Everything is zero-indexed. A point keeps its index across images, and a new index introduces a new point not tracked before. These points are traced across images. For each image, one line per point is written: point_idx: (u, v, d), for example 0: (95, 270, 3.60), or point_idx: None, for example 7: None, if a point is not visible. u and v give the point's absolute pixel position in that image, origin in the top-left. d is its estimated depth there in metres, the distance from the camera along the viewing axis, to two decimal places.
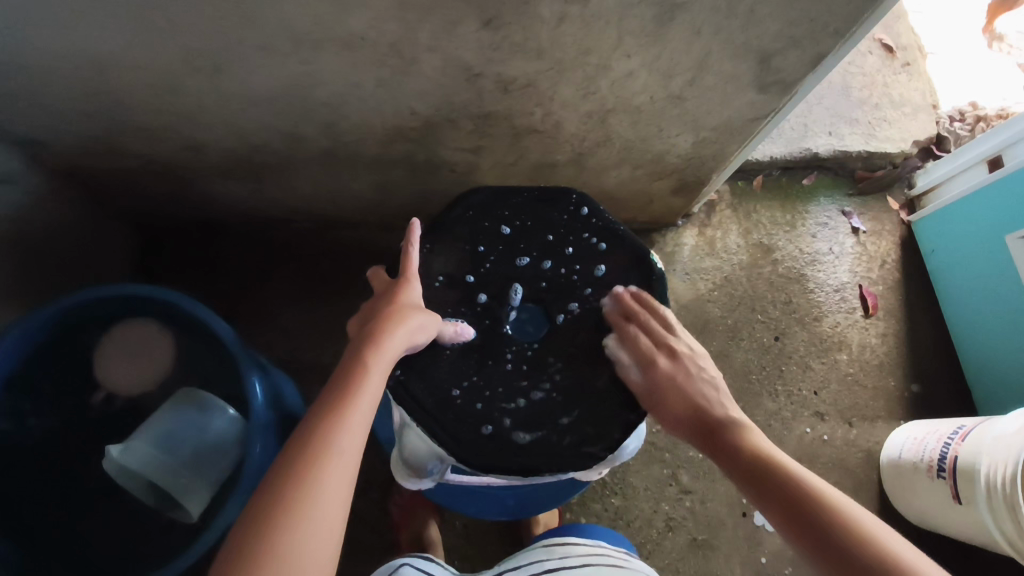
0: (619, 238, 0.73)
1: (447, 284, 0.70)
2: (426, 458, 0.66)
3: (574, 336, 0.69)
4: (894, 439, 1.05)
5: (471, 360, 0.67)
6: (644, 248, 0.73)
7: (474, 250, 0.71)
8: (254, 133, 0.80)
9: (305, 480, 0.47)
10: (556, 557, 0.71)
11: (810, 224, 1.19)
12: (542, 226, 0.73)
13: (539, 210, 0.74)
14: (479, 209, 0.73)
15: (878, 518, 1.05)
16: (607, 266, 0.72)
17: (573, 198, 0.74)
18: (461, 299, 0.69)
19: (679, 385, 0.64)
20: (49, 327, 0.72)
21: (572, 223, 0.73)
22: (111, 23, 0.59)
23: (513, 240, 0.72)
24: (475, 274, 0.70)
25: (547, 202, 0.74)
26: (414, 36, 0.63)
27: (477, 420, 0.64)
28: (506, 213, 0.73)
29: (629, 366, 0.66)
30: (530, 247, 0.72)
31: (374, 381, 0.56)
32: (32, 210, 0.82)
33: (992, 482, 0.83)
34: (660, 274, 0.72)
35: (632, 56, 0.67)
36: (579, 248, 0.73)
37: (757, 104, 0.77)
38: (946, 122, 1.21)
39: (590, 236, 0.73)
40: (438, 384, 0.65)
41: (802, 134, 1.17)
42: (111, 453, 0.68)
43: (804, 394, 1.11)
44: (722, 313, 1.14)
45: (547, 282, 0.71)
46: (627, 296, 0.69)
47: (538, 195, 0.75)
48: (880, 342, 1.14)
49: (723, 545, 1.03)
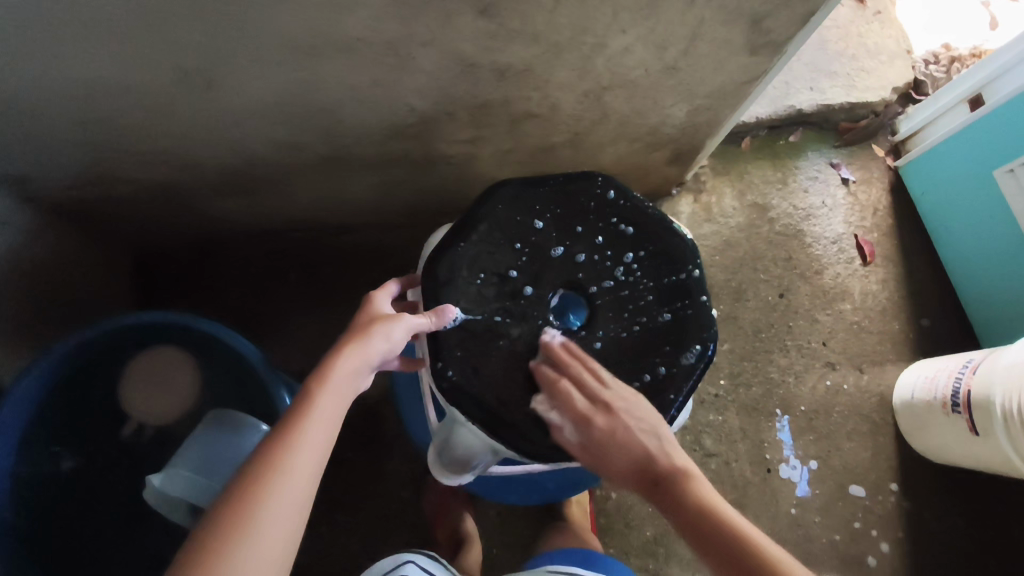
0: (649, 215, 0.69)
1: (490, 282, 0.64)
2: (483, 452, 0.66)
3: (613, 323, 0.65)
4: (905, 380, 1.08)
5: None
6: (674, 225, 0.69)
7: (506, 245, 0.65)
8: (250, 146, 0.79)
9: (245, 521, 0.46)
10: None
11: (801, 179, 1.21)
12: (571, 212, 0.67)
13: (566, 196, 0.68)
14: (508, 202, 0.66)
15: (897, 457, 1.09)
16: (640, 246, 0.67)
17: (598, 181, 0.69)
18: (506, 294, 0.64)
19: (621, 438, 0.60)
20: (69, 364, 0.72)
21: (601, 207, 0.68)
22: (101, 47, 0.57)
23: (546, 231, 0.66)
24: (517, 267, 0.65)
25: (573, 187, 0.68)
26: (410, 32, 0.62)
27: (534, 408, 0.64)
28: (535, 204, 0.67)
29: (564, 429, 0.61)
30: (561, 236, 0.66)
31: (330, 407, 0.53)
32: (29, 249, 0.80)
33: (1008, 410, 0.86)
34: (693, 247, 0.69)
35: (627, 31, 0.67)
36: (609, 233, 0.67)
37: (750, 67, 0.78)
38: (922, 66, 1.23)
39: (618, 220, 0.68)
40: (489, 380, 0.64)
41: (785, 92, 1.18)
42: (153, 483, 0.67)
43: (814, 346, 1.13)
44: (725, 276, 1.15)
45: (586, 270, 0.66)
46: (557, 350, 0.62)
47: (563, 180, 0.68)
48: (880, 288, 1.17)
49: (753, 502, 1.06)
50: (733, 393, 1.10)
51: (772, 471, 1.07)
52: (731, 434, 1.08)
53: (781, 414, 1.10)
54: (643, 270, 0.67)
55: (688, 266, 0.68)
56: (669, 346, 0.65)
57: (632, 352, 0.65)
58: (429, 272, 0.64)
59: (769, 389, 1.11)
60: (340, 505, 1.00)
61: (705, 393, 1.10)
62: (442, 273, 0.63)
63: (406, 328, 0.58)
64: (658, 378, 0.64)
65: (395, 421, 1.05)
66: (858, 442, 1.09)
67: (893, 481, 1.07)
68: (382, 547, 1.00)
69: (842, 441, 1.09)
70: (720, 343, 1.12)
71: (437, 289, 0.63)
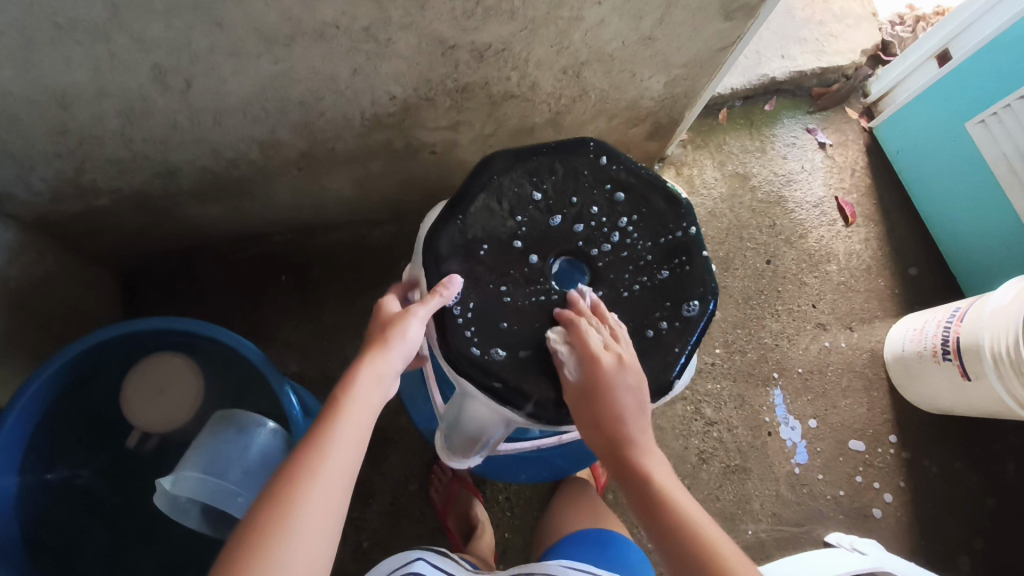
0: (642, 177, 0.69)
1: (492, 253, 0.65)
2: (494, 425, 0.65)
3: (614, 286, 0.65)
4: (895, 335, 1.11)
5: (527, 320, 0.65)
6: (666, 184, 0.69)
7: (506, 216, 0.66)
8: (232, 146, 0.78)
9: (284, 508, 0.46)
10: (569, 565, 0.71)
11: (779, 146, 1.23)
12: (566, 180, 0.68)
13: (559, 165, 0.68)
14: (501, 175, 0.67)
15: (893, 411, 1.11)
16: (634, 210, 0.68)
17: (591, 147, 0.69)
18: (509, 263, 0.65)
19: (619, 394, 0.58)
20: (63, 379, 0.71)
21: (594, 174, 0.68)
22: (77, 51, 0.57)
23: (543, 202, 0.67)
24: (520, 239, 0.66)
25: (565, 155, 0.68)
26: (388, 16, 0.62)
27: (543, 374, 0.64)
28: (530, 176, 0.67)
29: (566, 367, 0.60)
30: (558, 204, 0.67)
31: (357, 406, 0.53)
32: (14, 267, 0.79)
33: (997, 353, 0.88)
34: (688, 206, 0.69)
35: (602, 3, 0.68)
36: (603, 199, 0.68)
37: (724, 32, 0.79)
38: (888, 27, 1.25)
39: (612, 186, 0.68)
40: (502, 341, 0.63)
41: (757, 61, 1.20)
42: (162, 486, 0.65)
43: (804, 308, 1.15)
44: (713, 246, 1.17)
45: (583, 236, 0.66)
46: (584, 304, 0.62)
47: (554, 148, 0.69)
48: (864, 247, 1.19)
49: (755, 466, 1.07)
50: (729, 361, 1.11)
51: (773, 434, 1.09)
52: (730, 402, 1.09)
53: (778, 377, 1.11)
54: (639, 233, 0.67)
55: (683, 225, 0.68)
56: (670, 302, 0.65)
57: (636, 316, 0.65)
58: (430, 247, 0.64)
59: (764, 354, 1.12)
60: (347, 502, 1.00)
61: (701, 363, 1.11)
62: (442, 247, 0.64)
63: (422, 319, 0.59)
64: (662, 334, 0.64)
65: (397, 414, 1.04)
66: (853, 400, 1.11)
67: (891, 434, 1.10)
68: (394, 541, 1.00)
69: (838, 399, 1.11)
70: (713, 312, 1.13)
71: (439, 264, 0.64)
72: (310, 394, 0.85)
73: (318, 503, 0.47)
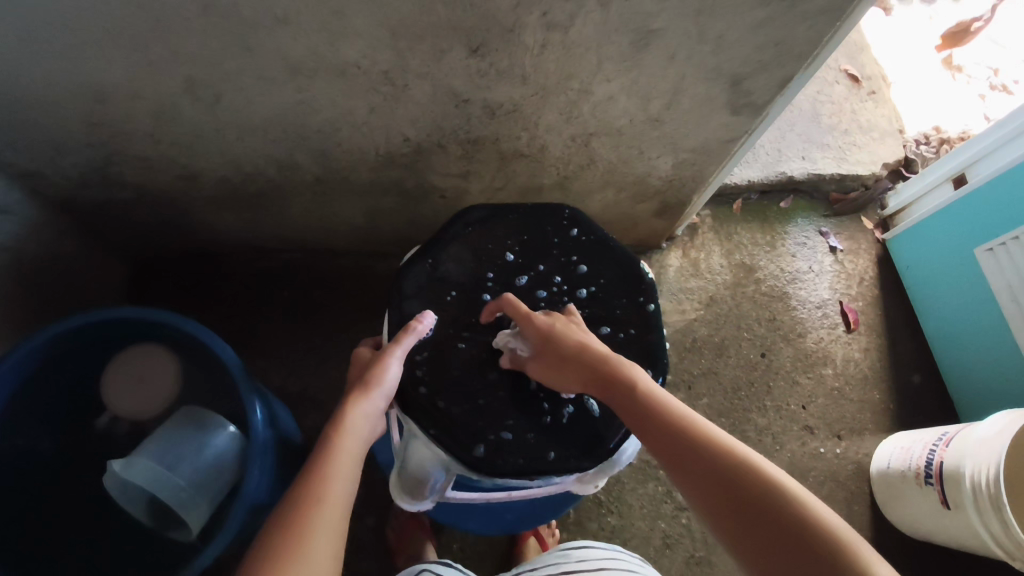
0: (607, 251, 0.75)
1: (457, 297, 0.71)
2: (435, 468, 0.65)
3: None
4: (883, 451, 1.08)
5: (475, 371, 0.68)
6: (632, 259, 0.75)
7: (475, 268, 0.72)
8: (252, 161, 0.83)
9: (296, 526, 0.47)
10: (573, 560, 0.68)
11: (789, 244, 1.24)
12: (536, 243, 0.74)
13: (531, 230, 0.75)
14: (476, 230, 0.74)
15: (872, 528, 1.07)
16: (594, 281, 0.74)
17: (563, 215, 0.76)
18: (471, 312, 0.70)
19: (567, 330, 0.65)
20: (49, 354, 0.74)
21: (564, 243, 0.75)
22: (119, 55, 0.62)
23: (513, 262, 0.73)
24: (488, 291, 0.71)
25: (539, 222, 0.75)
26: (406, 64, 0.67)
27: (493, 425, 0.65)
28: (504, 236, 0.74)
29: (519, 348, 0.66)
30: (526, 266, 0.73)
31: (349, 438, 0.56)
32: (33, 241, 0.84)
33: (977, 484, 0.85)
34: (651, 283, 0.74)
35: (611, 81, 0.72)
36: (567, 267, 0.74)
37: (730, 125, 0.82)
38: (913, 145, 1.28)
39: (577, 256, 0.75)
40: (457, 386, 0.66)
41: (776, 159, 1.22)
42: (113, 468, 0.67)
43: (793, 408, 1.13)
44: (709, 331, 1.17)
45: (545, 300, 0.72)
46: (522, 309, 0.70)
47: (529, 213, 0.76)
48: (863, 356, 1.18)
49: (720, 562, 1.04)
50: None
51: None
52: None
53: None
54: (598, 304, 0.73)
55: (641, 300, 0.73)
56: None
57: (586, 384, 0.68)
58: (397, 286, 0.70)
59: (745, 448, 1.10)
60: None
61: None
62: (409, 286, 0.70)
63: (400, 354, 0.63)
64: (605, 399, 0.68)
65: None
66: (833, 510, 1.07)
67: None
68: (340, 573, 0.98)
69: None
70: (699, 397, 1.12)
71: (401, 302, 0.69)
72: (278, 401, 0.88)
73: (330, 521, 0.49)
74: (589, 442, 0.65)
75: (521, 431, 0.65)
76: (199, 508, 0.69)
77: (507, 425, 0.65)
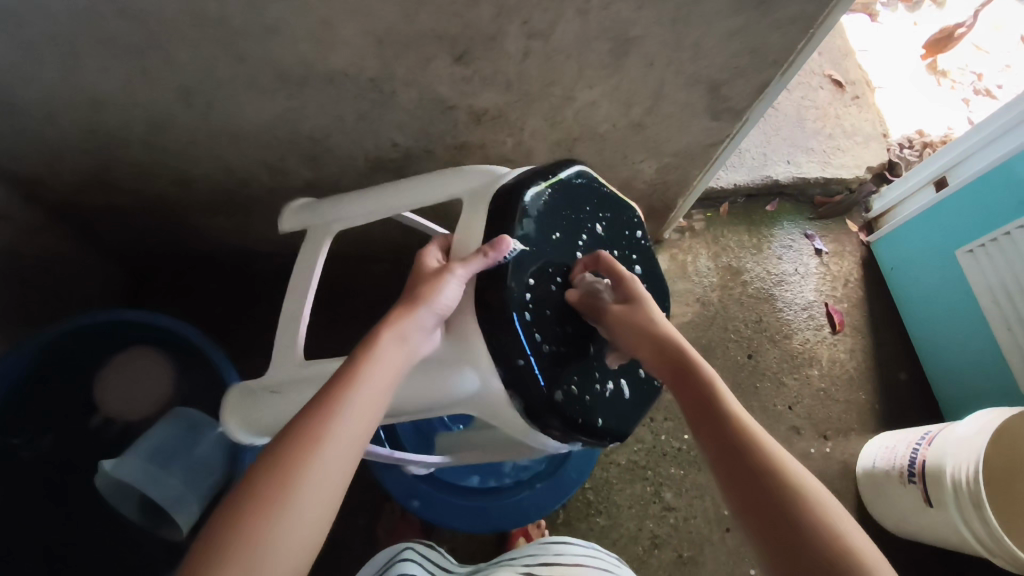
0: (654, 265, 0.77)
1: (560, 242, 0.66)
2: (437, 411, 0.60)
3: None
4: (868, 450, 1.10)
5: (558, 318, 0.63)
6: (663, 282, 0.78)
7: (572, 223, 0.68)
8: (243, 167, 0.85)
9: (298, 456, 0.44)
10: (551, 553, 0.70)
11: (775, 246, 1.25)
12: (614, 228, 0.73)
13: (614, 210, 0.73)
14: (584, 184, 0.70)
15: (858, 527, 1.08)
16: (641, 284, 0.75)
17: (636, 216, 0.76)
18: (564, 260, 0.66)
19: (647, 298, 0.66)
20: (44, 358, 0.75)
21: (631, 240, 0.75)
22: (113, 63, 0.64)
23: (597, 236, 0.71)
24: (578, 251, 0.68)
25: (620, 208, 0.74)
26: (392, 72, 0.68)
27: (566, 379, 0.61)
28: (599, 205, 0.71)
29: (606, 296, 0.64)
30: (607, 243, 0.72)
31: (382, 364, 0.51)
32: (28, 247, 0.85)
33: (957, 481, 0.87)
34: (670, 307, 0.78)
35: (593, 87, 0.74)
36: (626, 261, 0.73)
37: (711, 130, 0.84)
38: (897, 149, 1.30)
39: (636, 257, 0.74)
40: (545, 328, 0.61)
41: (762, 163, 1.24)
42: (103, 467, 0.67)
43: (779, 409, 1.15)
44: (696, 334, 1.18)
45: None
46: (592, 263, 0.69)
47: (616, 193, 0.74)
48: (848, 357, 1.19)
49: (709, 561, 1.05)
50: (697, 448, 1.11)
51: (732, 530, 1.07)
52: (692, 490, 1.08)
53: None
54: None
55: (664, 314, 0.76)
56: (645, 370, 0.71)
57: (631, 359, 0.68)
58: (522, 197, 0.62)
59: None
60: None
61: (668, 446, 1.10)
62: (532, 208, 0.63)
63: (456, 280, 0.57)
64: (636, 386, 0.69)
65: None
66: None
67: None
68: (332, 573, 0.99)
69: None
70: None
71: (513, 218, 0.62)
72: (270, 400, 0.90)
73: (342, 436, 0.46)
74: (619, 419, 0.66)
75: (582, 388, 0.63)
76: (190, 508, 0.69)
77: (575, 377, 0.62)
